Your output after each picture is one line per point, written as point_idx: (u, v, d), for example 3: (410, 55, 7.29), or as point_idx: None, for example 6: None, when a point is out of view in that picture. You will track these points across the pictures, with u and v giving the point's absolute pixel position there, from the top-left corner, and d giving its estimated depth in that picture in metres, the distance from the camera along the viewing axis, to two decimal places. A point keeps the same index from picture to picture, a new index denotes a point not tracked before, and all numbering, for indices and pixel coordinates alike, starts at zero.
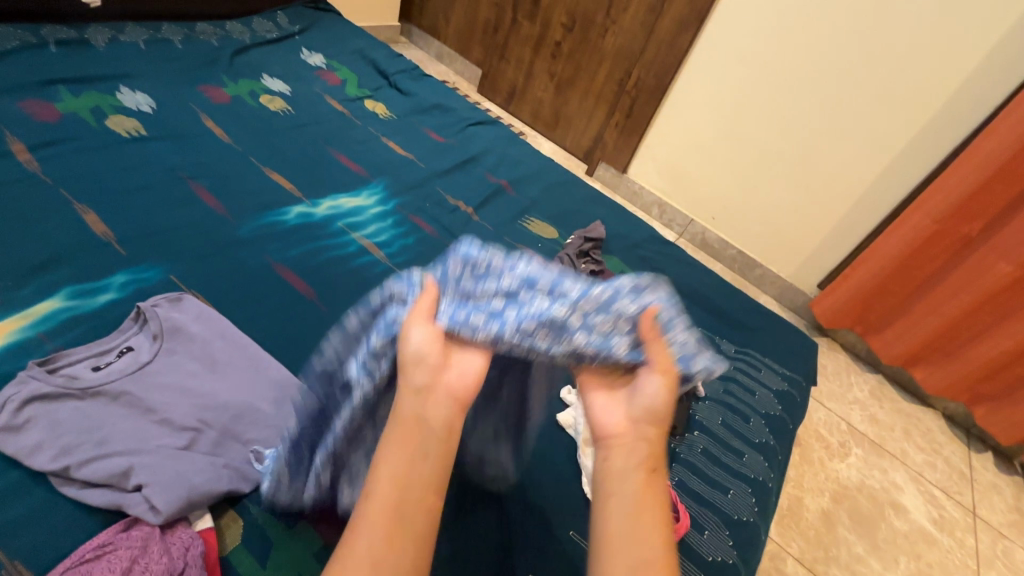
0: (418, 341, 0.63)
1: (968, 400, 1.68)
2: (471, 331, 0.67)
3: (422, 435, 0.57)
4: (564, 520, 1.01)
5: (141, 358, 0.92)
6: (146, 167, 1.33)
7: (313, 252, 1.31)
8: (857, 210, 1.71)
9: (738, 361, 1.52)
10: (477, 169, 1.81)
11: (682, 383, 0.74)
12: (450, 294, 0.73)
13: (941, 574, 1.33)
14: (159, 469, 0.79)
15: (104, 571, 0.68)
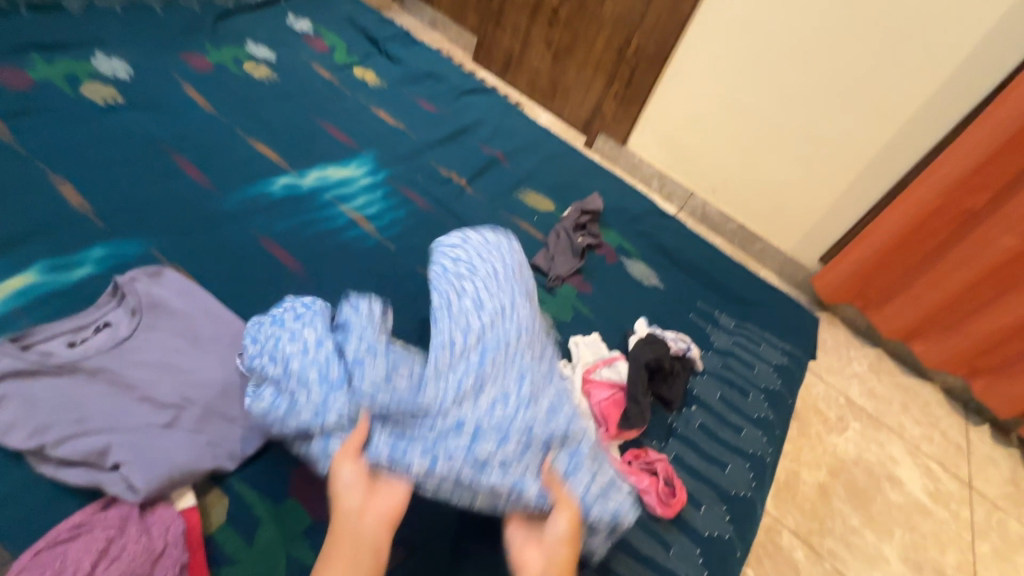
0: (346, 480, 0.74)
1: (968, 374, 1.66)
2: (400, 464, 0.77)
3: (360, 537, 0.70)
4: None
5: (119, 334, 0.89)
6: (123, 136, 1.28)
7: (300, 226, 1.26)
8: (860, 183, 1.65)
9: (737, 336, 1.49)
10: (470, 139, 1.75)
11: (604, 525, 0.83)
12: (384, 423, 0.81)
13: (935, 545, 1.33)
14: (139, 447, 0.76)
15: (79, 553, 0.66)
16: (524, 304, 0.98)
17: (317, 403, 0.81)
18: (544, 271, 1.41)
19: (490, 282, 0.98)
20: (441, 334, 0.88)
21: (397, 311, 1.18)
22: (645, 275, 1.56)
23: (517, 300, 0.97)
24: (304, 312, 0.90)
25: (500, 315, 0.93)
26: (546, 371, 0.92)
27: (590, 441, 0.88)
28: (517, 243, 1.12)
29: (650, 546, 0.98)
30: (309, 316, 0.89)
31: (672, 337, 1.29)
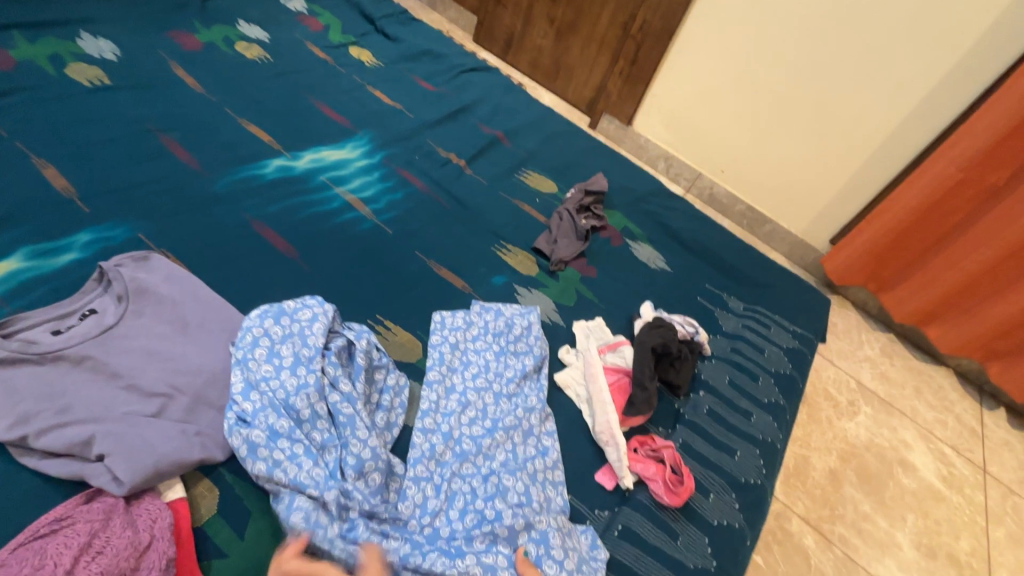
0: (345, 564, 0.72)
1: (983, 358, 1.60)
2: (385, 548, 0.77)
3: None
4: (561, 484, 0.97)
5: (105, 321, 0.86)
6: (111, 118, 1.23)
7: (294, 208, 1.22)
8: (874, 160, 1.59)
9: (746, 319, 1.45)
10: (469, 119, 1.70)
11: None
12: (366, 495, 0.80)
13: (949, 531, 1.29)
14: (123, 438, 0.74)
15: (60, 547, 0.64)
16: (524, 362, 1.08)
17: (303, 468, 0.79)
18: (546, 254, 1.37)
19: (492, 365, 1.07)
20: (423, 423, 0.95)
21: (394, 296, 1.14)
22: (650, 257, 1.52)
23: (511, 368, 1.07)
24: (298, 353, 0.88)
25: (487, 395, 1.02)
26: (533, 451, 0.97)
27: (558, 520, 0.88)
28: (478, 311, 1.16)
29: (656, 536, 0.94)
30: (304, 358, 0.87)
31: (680, 321, 1.24)
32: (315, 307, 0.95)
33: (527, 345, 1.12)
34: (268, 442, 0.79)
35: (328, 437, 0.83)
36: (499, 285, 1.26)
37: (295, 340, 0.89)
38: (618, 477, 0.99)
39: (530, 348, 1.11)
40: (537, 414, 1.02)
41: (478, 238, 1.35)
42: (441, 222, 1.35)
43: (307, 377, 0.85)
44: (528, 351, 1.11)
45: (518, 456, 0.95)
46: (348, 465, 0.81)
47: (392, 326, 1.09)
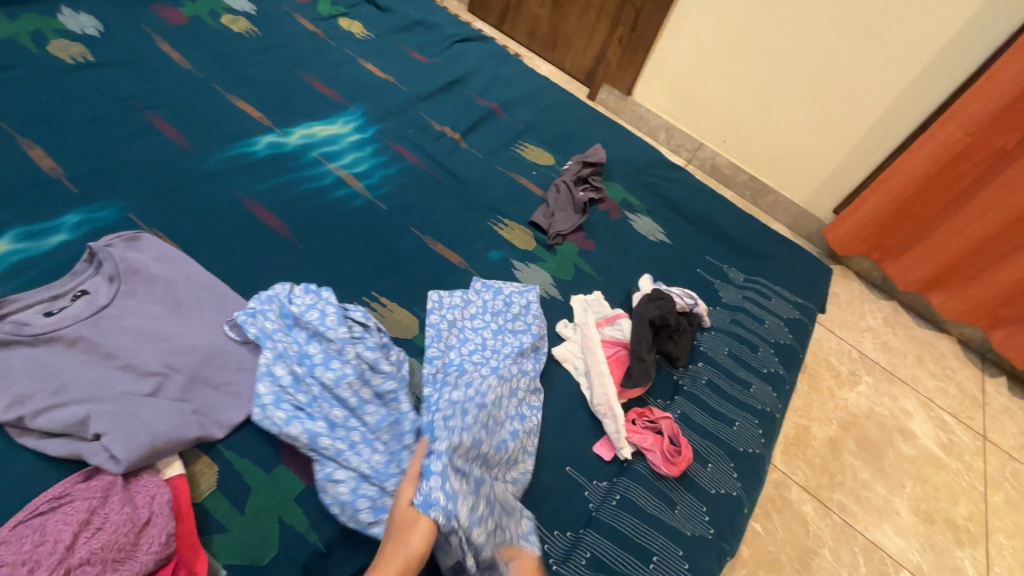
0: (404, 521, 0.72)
1: (987, 325, 1.59)
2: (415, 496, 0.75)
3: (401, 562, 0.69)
4: (560, 456, 0.98)
5: (98, 302, 0.85)
6: (95, 97, 1.21)
7: (286, 185, 1.20)
8: (882, 124, 1.54)
9: (747, 290, 1.43)
10: (464, 91, 1.66)
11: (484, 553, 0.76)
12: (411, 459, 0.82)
13: (948, 497, 1.30)
14: (119, 417, 0.74)
15: (59, 524, 0.65)
16: (521, 336, 1.08)
17: (366, 454, 0.82)
18: (543, 228, 1.35)
19: (490, 339, 1.06)
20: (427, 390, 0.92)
21: (390, 274, 1.13)
22: (650, 230, 1.49)
23: (509, 342, 1.06)
24: (330, 348, 0.89)
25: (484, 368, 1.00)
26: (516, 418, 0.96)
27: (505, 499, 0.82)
28: (477, 290, 1.15)
29: (654, 505, 0.94)
30: (336, 348, 0.89)
31: (678, 293, 1.24)
32: (318, 298, 0.95)
33: (524, 325, 1.10)
34: (327, 436, 0.81)
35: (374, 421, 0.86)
36: (496, 260, 1.25)
37: (320, 335, 0.90)
38: (616, 448, 1.00)
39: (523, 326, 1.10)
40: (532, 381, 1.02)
41: (474, 213, 1.33)
42: (436, 197, 1.33)
43: (345, 365, 0.87)
44: (525, 327, 1.10)
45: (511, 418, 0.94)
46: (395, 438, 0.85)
47: (389, 304, 1.08)
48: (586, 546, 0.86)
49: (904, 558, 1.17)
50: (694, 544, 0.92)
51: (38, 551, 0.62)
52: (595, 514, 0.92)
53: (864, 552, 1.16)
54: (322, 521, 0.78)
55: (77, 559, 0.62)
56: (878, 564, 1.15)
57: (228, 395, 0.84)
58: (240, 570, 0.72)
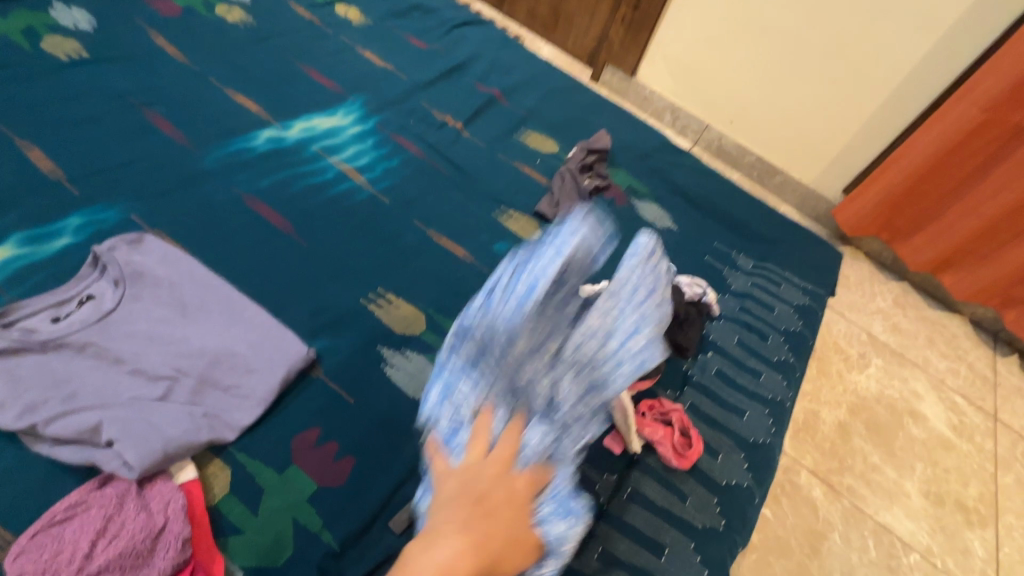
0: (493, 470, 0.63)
1: (999, 305, 1.56)
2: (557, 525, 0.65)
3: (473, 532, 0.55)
4: None
5: (104, 307, 0.85)
6: (92, 94, 1.19)
7: (287, 181, 1.19)
8: (894, 101, 1.50)
9: (756, 277, 1.41)
10: (464, 78, 1.62)
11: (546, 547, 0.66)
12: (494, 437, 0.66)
13: (958, 479, 1.30)
14: (130, 423, 0.74)
15: (77, 533, 0.65)
16: (633, 302, 0.73)
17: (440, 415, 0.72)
18: (548, 218, 1.33)
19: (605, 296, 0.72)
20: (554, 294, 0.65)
21: (395, 268, 1.12)
22: (657, 216, 1.47)
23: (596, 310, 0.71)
24: (535, 269, 0.65)
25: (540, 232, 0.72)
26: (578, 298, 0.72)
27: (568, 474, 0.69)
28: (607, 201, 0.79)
29: (666, 499, 0.94)
30: (538, 282, 0.63)
31: (687, 282, 1.22)
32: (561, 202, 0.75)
33: (632, 282, 0.74)
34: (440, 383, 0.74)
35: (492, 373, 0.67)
36: (501, 252, 1.24)
37: (525, 263, 0.67)
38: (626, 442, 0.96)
39: (607, 231, 0.69)
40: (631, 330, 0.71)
41: (477, 204, 1.31)
42: (439, 189, 1.31)
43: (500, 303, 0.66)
44: (637, 303, 0.72)
45: (610, 341, 0.70)
46: (517, 403, 0.67)
47: (394, 299, 1.08)
48: (597, 541, 0.87)
49: (913, 541, 1.18)
50: (704, 537, 0.92)
51: (57, 560, 0.64)
52: (606, 507, 0.91)
53: (873, 535, 1.17)
54: (336, 520, 0.79)
55: (95, 568, 0.64)
56: (887, 547, 1.16)
57: (237, 397, 0.84)
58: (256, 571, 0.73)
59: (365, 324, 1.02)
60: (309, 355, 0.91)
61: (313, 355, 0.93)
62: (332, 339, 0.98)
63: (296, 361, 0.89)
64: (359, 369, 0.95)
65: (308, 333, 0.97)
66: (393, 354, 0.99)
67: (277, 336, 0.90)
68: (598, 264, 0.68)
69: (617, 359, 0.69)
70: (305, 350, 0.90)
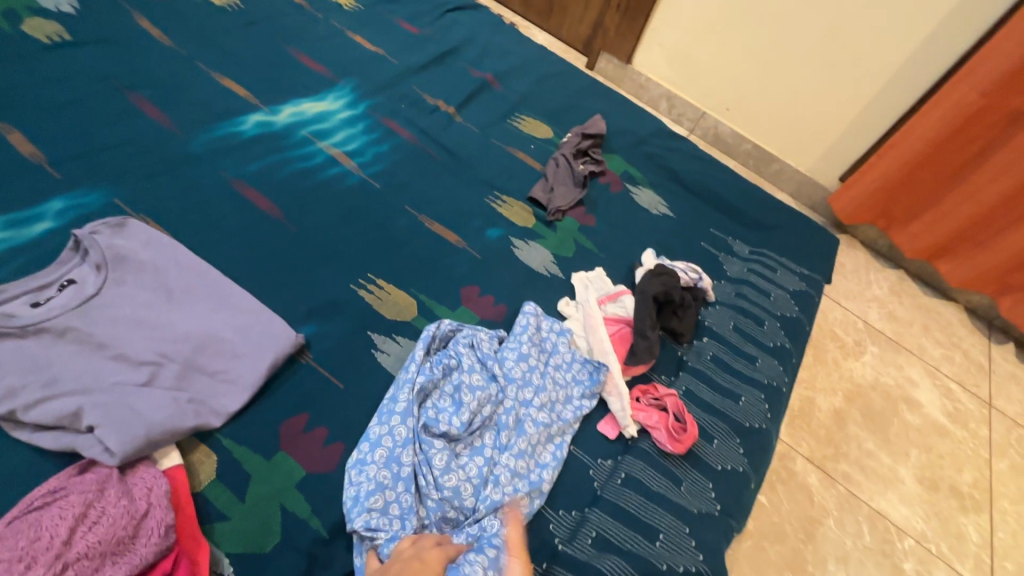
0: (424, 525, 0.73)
1: (994, 293, 1.56)
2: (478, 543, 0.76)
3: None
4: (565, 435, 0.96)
5: (85, 291, 0.83)
6: (74, 77, 1.16)
7: (275, 166, 1.17)
8: (894, 84, 1.48)
9: (752, 263, 1.40)
10: (457, 63, 1.60)
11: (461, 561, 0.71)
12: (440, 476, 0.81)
13: (952, 465, 1.30)
14: (112, 408, 0.72)
15: (54, 519, 0.63)
16: (569, 394, 0.98)
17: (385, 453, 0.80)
18: (542, 204, 1.31)
19: (538, 384, 0.95)
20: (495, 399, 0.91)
21: (386, 253, 1.11)
22: (652, 202, 1.46)
23: (537, 416, 0.92)
24: (458, 379, 0.91)
25: (500, 418, 0.89)
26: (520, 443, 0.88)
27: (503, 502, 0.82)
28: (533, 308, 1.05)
29: (661, 483, 0.93)
30: (465, 398, 0.88)
31: (682, 268, 1.21)
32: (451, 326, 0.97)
33: (567, 363, 1.01)
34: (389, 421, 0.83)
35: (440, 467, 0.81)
36: (494, 238, 1.22)
37: (451, 367, 0.92)
38: (621, 426, 0.97)
39: (539, 408, 0.93)
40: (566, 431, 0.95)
41: (470, 189, 1.29)
42: (430, 174, 1.29)
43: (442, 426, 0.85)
44: (573, 381, 0.99)
45: (529, 448, 0.89)
46: (451, 502, 0.80)
47: (385, 285, 1.06)
48: (591, 525, 0.86)
49: (908, 526, 1.17)
50: (700, 521, 0.91)
51: (34, 546, 0.61)
52: (600, 493, 0.90)
53: (868, 520, 1.16)
54: (325, 505, 0.78)
55: (75, 554, 0.61)
56: (882, 532, 1.15)
57: (224, 382, 0.82)
58: (244, 557, 0.71)
59: (356, 310, 1.00)
60: (297, 341, 0.89)
61: (302, 340, 0.91)
62: (322, 325, 0.96)
63: (284, 347, 0.87)
64: (349, 355, 0.94)
65: (297, 319, 0.95)
66: (383, 340, 0.98)
67: (265, 322, 0.89)
68: (537, 446, 0.90)
69: (543, 459, 0.90)
70: (293, 335, 0.88)
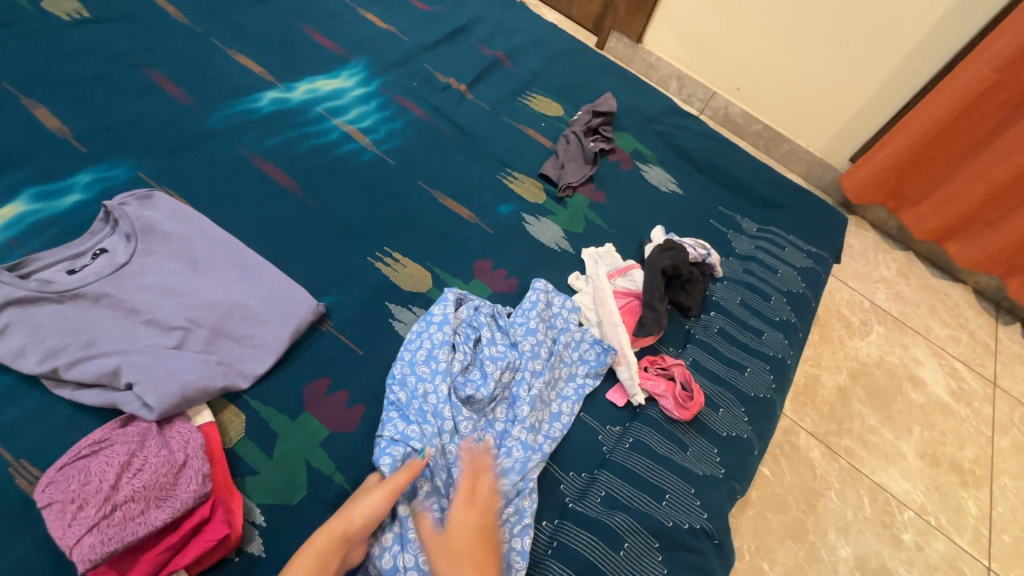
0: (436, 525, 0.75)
1: (1003, 273, 1.55)
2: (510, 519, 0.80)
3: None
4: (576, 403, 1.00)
5: (117, 260, 0.87)
6: (95, 54, 1.18)
7: (292, 142, 1.19)
8: (907, 64, 1.46)
9: (760, 241, 1.42)
10: (468, 40, 1.60)
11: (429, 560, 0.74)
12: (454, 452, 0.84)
13: (954, 442, 1.32)
14: (148, 367, 0.76)
15: (102, 465, 0.67)
16: (574, 374, 1.01)
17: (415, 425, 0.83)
18: (553, 180, 1.33)
19: (548, 360, 0.98)
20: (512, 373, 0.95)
21: (401, 228, 1.13)
22: (662, 180, 1.47)
23: (547, 391, 0.96)
24: (481, 353, 0.95)
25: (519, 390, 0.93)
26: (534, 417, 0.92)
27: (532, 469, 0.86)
28: (544, 282, 1.10)
29: (667, 447, 0.96)
30: (490, 369, 0.93)
31: (691, 244, 1.24)
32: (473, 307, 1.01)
33: (575, 342, 1.04)
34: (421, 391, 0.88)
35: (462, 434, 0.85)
36: (505, 214, 1.24)
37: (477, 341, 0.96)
38: (629, 394, 1.02)
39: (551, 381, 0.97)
40: (574, 405, 0.97)
41: (482, 167, 1.31)
42: (443, 151, 1.31)
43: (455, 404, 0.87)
44: (579, 360, 1.03)
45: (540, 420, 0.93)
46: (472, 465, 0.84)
47: (401, 259, 1.09)
48: (600, 485, 0.90)
49: (908, 499, 1.21)
50: (706, 483, 0.94)
51: (84, 490, 0.66)
52: (609, 456, 0.94)
53: (869, 493, 1.19)
54: (347, 463, 0.82)
55: (122, 497, 0.65)
56: (882, 504, 1.19)
57: (250, 347, 0.86)
58: (273, 508, 0.76)
59: (373, 282, 1.04)
60: (318, 309, 0.93)
61: (323, 309, 0.95)
62: (340, 296, 0.99)
63: (306, 314, 0.91)
64: (367, 325, 0.97)
65: (318, 289, 0.99)
66: (400, 310, 1.01)
67: (287, 290, 0.93)
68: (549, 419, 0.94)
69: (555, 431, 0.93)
70: (314, 303, 0.92)
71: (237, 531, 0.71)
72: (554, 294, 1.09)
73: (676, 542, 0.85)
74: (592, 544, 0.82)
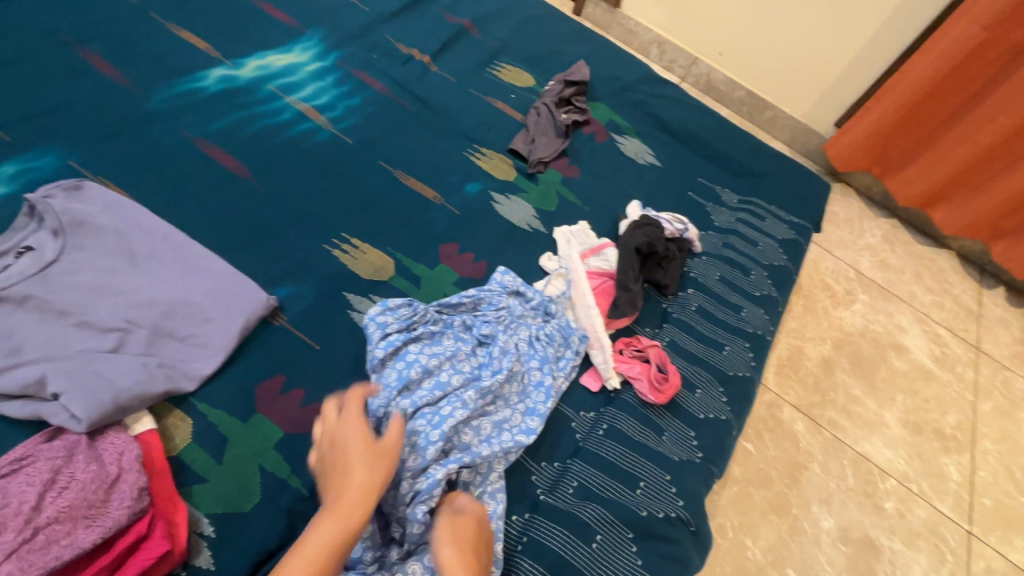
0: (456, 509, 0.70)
1: (988, 237, 1.52)
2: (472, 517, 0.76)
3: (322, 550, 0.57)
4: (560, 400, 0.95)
5: (44, 258, 0.80)
6: (18, 32, 1.08)
7: (241, 123, 1.11)
8: (892, 22, 1.39)
9: (740, 212, 1.37)
10: (432, 8, 1.51)
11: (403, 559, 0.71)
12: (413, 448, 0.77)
13: (937, 408, 1.31)
14: (77, 375, 0.71)
15: (23, 485, 0.63)
16: (542, 355, 0.94)
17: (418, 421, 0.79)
18: (523, 156, 1.26)
19: (508, 347, 0.91)
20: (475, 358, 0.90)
21: (361, 212, 1.07)
22: (639, 152, 1.41)
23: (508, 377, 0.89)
24: (438, 342, 0.89)
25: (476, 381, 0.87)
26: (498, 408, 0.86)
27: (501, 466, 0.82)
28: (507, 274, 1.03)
29: (641, 433, 0.93)
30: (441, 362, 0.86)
31: (667, 219, 1.19)
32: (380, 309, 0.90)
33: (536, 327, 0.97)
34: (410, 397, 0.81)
35: (431, 420, 0.79)
36: (473, 193, 1.18)
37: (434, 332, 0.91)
38: (604, 379, 0.98)
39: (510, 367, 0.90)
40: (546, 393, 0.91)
41: (448, 144, 1.24)
42: (407, 128, 1.23)
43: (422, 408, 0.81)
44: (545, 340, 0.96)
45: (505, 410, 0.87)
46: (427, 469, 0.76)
47: (360, 245, 1.03)
48: (572, 476, 0.87)
49: (891, 468, 1.19)
50: (682, 468, 0.91)
51: (2, 514, 0.61)
52: (582, 444, 0.91)
53: (852, 463, 1.18)
54: (304, 465, 0.78)
55: (45, 518, 0.61)
56: (865, 474, 1.17)
57: (196, 346, 0.81)
58: (224, 517, 0.72)
59: (331, 270, 0.98)
60: (269, 303, 0.87)
61: (275, 302, 0.90)
62: (295, 286, 0.94)
63: (256, 309, 0.86)
64: (325, 316, 0.92)
65: (270, 280, 0.93)
66: (360, 301, 0.96)
67: (234, 284, 0.87)
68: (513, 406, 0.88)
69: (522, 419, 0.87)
70: (264, 297, 0.86)
71: (180, 545, 0.67)
72: (523, 288, 1.02)
73: (652, 533, 0.83)
74: (563, 538, 0.79)
